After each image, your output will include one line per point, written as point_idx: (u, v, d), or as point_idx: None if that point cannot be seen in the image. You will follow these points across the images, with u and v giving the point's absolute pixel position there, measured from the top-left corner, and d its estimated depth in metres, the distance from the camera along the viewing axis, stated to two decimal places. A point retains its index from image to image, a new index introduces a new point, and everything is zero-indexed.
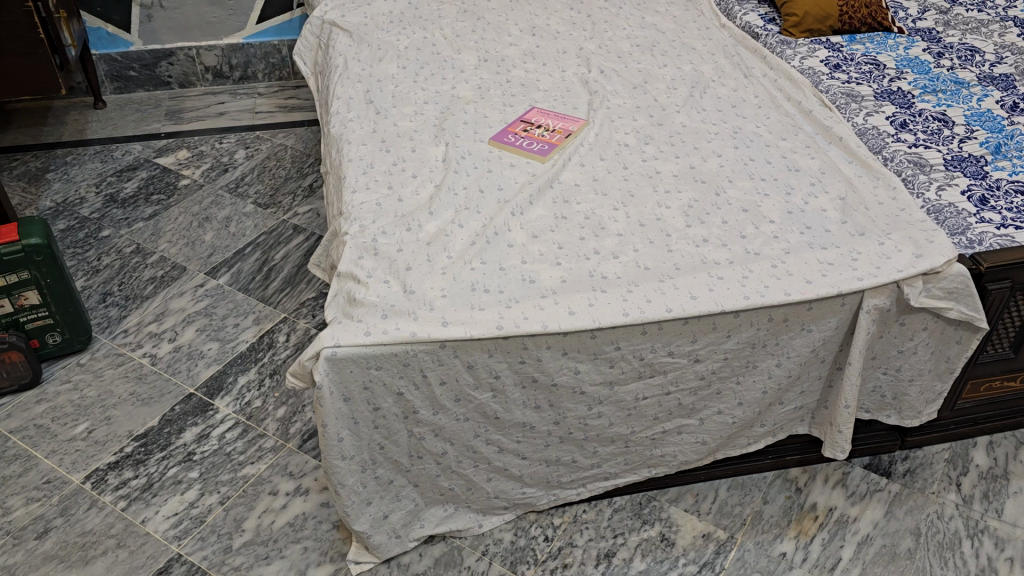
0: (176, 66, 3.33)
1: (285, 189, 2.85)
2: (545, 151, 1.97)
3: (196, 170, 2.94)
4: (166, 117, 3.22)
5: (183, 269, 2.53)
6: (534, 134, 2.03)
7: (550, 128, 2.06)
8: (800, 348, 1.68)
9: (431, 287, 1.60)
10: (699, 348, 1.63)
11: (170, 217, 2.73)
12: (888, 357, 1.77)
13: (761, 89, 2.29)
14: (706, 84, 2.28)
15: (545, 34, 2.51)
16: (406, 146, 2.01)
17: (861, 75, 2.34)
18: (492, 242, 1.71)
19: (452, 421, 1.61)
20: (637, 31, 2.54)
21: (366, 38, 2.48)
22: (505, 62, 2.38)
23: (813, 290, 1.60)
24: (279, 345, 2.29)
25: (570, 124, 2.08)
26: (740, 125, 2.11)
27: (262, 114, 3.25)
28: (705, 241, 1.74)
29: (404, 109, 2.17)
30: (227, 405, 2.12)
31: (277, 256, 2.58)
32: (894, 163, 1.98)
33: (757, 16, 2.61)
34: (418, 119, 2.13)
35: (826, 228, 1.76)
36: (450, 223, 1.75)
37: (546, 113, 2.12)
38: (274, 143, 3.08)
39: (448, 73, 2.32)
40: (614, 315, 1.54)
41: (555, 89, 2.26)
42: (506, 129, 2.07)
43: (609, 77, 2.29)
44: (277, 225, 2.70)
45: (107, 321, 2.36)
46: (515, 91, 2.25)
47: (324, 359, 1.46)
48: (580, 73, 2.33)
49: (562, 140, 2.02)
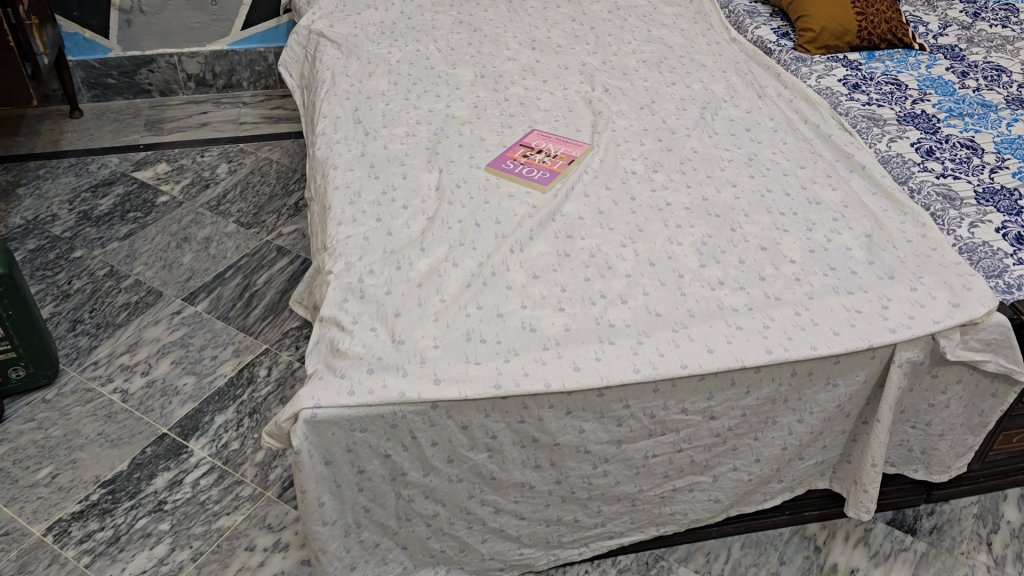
0: (157, 74, 3.18)
1: (270, 207, 2.70)
2: (546, 179, 1.83)
3: (176, 185, 2.79)
4: (146, 127, 3.07)
5: (159, 294, 2.38)
6: (534, 160, 1.89)
7: (551, 153, 1.92)
8: (824, 403, 1.55)
9: (423, 336, 1.45)
10: (715, 404, 1.49)
11: (147, 237, 2.58)
12: (917, 410, 1.64)
13: (777, 110, 2.14)
14: (718, 105, 2.14)
15: (546, 47, 2.36)
16: (397, 172, 1.86)
17: (882, 96, 2.20)
18: (489, 284, 1.56)
19: (445, 483, 1.47)
20: (643, 45, 2.39)
21: (356, 50, 2.34)
22: (503, 79, 2.23)
23: (840, 343, 1.46)
24: (260, 380, 2.14)
25: (573, 149, 1.93)
26: (755, 150, 1.97)
27: (246, 125, 3.09)
28: (721, 283, 1.60)
29: (395, 130, 2.02)
30: (203, 448, 1.97)
31: (260, 281, 2.43)
32: (921, 196, 1.85)
33: (770, 30, 2.47)
34: (409, 141, 1.98)
35: (853, 270, 1.63)
36: (444, 261, 1.60)
37: (546, 137, 1.98)
38: (259, 156, 2.93)
39: (442, 91, 2.18)
40: (623, 372, 1.40)
41: (557, 109, 2.12)
42: (504, 153, 1.92)
43: (615, 97, 2.15)
44: (260, 246, 2.55)
45: (76, 352, 2.20)
46: (514, 111, 2.10)
47: (302, 422, 1.32)
48: (583, 92, 2.18)
49: (564, 166, 1.87)
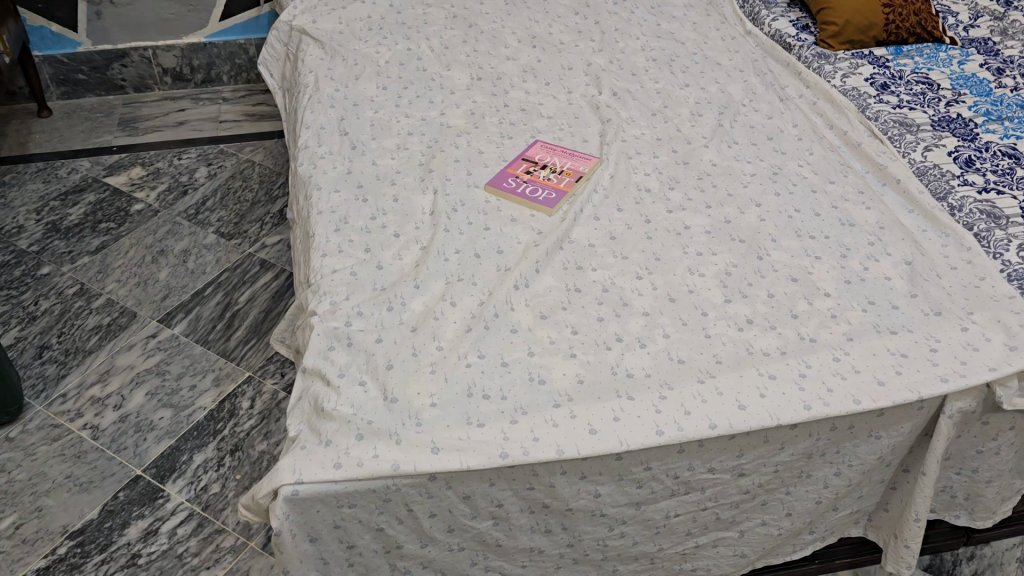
0: (130, 68, 2.98)
1: (252, 216, 2.53)
2: (552, 200, 1.66)
3: (151, 192, 2.61)
4: (119, 127, 2.88)
5: (133, 315, 2.21)
6: (539, 178, 1.72)
7: (557, 168, 1.75)
8: (864, 456, 1.39)
9: (418, 393, 1.29)
10: (745, 462, 1.33)
11: (120, 250, 2.40)
12: (963, 457, 1.49)
13: (800, 115, 1.97)
14: (736, 110, 1.96)
15: (548, 44, 2.18)
16: (387, 193, 1.69)
17: (914, 97, 2.02)
18: (491, 328, 1.39)
19: (444, 553, 1.31)
20: (652, 41, 2.21)
21: (341, 49, 2.15)
22: (503, 81, 2.05)
23: (887, 396, 1.30)
24: (242, 413, 1.98)
25: (580, 164, 1.76)
26: (779, 162, 1.80)
27: (227, 123, 2.91)
28: (749, 322, 1.44)
29: (385, 142, 1.84)
30: (180, 491, 1.81)
31: (242, 298, 2.27)
32: (964, 213, 1.68)
33: (788, 23, 2.29)
34: (401, 156, 1.80)
35: (894, 305, 1.47)
36: (441, 300, 1.44)
37: (551, 150, 1.80)
38: (240, 158, 2.75)
39: (435, 96, 2.00)
40: (645, 435, 1.24)
41: (562, 116, 1.94)
42: (505, 170, 1.75)
43: (624, 102, 1.98)
44: (242, 259, 2.39)
45: (43, 383, 2.04)
46: (515, 120, 1.93)
47: (282, 500, 1.16)
48: (589, 96, 2.00)
49: (572, 185, 1.70)
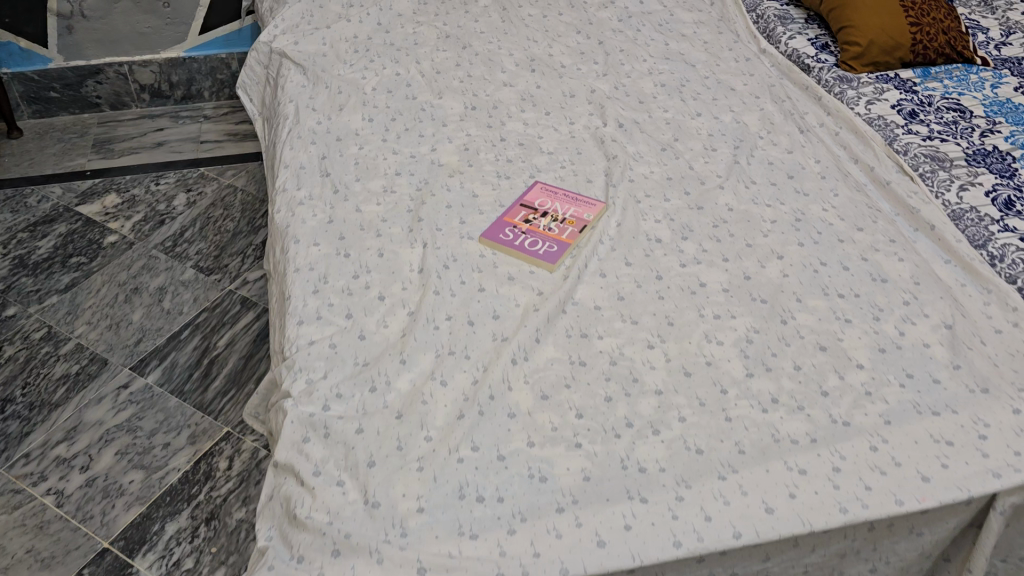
0: (105, 85, 2.82)
1: (233, 248, 2.38)
2: (553, 254, 1.50)
3: (126, 222, 2.46)
4: (94, 149, 2.72)
5: (104, 362, 2.06)
6: (538, 228, 1.56)
7: (559, 216, 1.59)
8: (904, 554, 1.22)
9: (402, 495, 1.14)
10: (772, 566, 1.18)
11: (91, 288, 2.25)
12: (1011, 546, 1.34)
13: (821, 148, 1.81)
14: (753, 143, 1.80)
15: (548, 68, 2.02)
16: (371, 245, 1.53)
17: (945, 127, 1.86)
18: (486, 413, 1.24)
19: None
20: (660, 63, 2.05)
21: (324, 75, 1.99)
22: (499, 111, 1.89)
23: (933, 495, 1.15)
24: (219, 475, 1.83)
25: (584, 210, 1.61)
26: (801, 205, 1.65)
27: (207, 144, 2.75)
28: (775, 401, 1.28)
29: (370, 184, 1.68)
30: (150, 567, 1.66)
31: (221, 342, 2.12)
32: (1007, 265, 1.51)
33: (806, 41, 2.13)
34: (387, 200, 1.64)
35: (935, 379, 1.32)
36: (430, 379, 1.29)
37: (552, 195, 1.65)
38: (221, 183, 2.60)
39: (426, 129, 1.84)
40: (661, 547, 1.08)
41: (563, 151, 1.78)
42: (501, 218, 1.59)
43: (631, 135, 1.82)
44: (222, 297, 2.24)
45: (4, 441, 1.89)
46: (512, 157, 1.77)
47: None
48: (592, 127, 1.85)
49: (575, 235, 1.55)
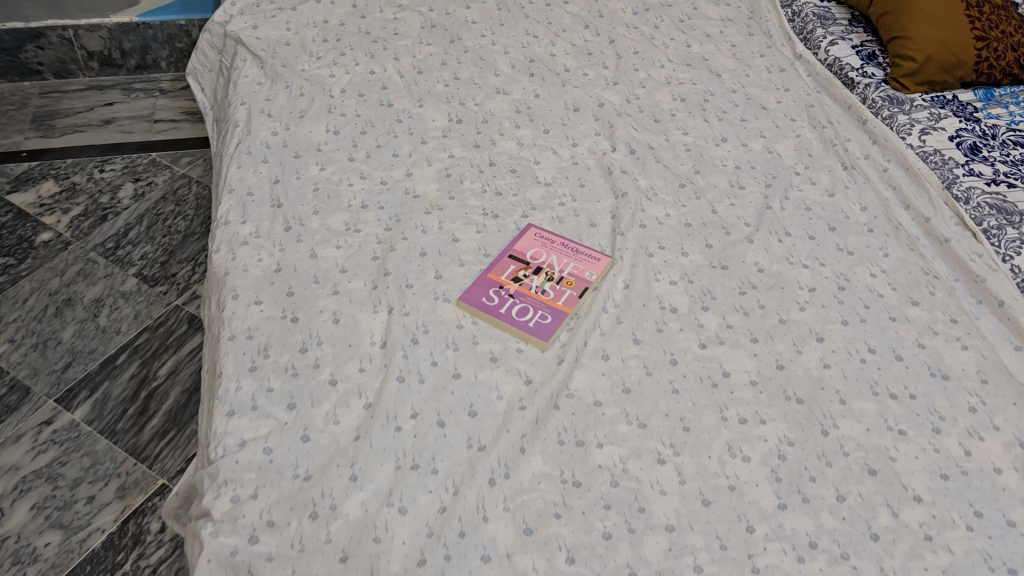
0: (48, 51, 2.48)
1: (183, 253, 2.10)
2: (546, 327, 1.24)
3: (62, 216, 2.16)
4: (32, 124, 2.40)
5: (25, 392, 1.79)
6: (529, 290, 1.29)
7: (555, 274, 1.32)
8: None
9: None
10: None
11: (17, 297, 1.96)
12: None
13: (867, 190, 1.54)
14: (788, 180, 1.53)
15: (549, 72, 1.73)
16: (325, 307, 1.25)
17: (1012, 167, 1.58)
18: (455, 557, 0.99)
19: None
20: (680, 70, 1.76)
21: (285, 70, 1.68)
22: (489, 125, 1.60)
23: None
24: (150, 540, 1.58)
25: (586, 267, 1.34)
26: (844, 269, 1.38)
27: (162, 124, 2.44)
28: (814, 546, 1.03)
29: (330, 219, 1.40)
30: None
31: (162, 370, 1.86)
32: None
33: (850, 49, 1.83)
34: (349, 241, 1.36)
35: (1009, 521, 1.07)
36: (386, 503, 1.03)
37: (546, 243, 1.37)
38: (175, 173, 2.30)
39: (401, 146, 1.55)
40: None
41: (563, 183, 1.50)
42: (486, 274, 1.31)
43: (644, 164, 1.54)
44: (166, 314, 1.96)
45: None
46: (501, 188, 1.49)
47: None
48: (599, 152, 1.56)
49: (574, 301, 1.28)
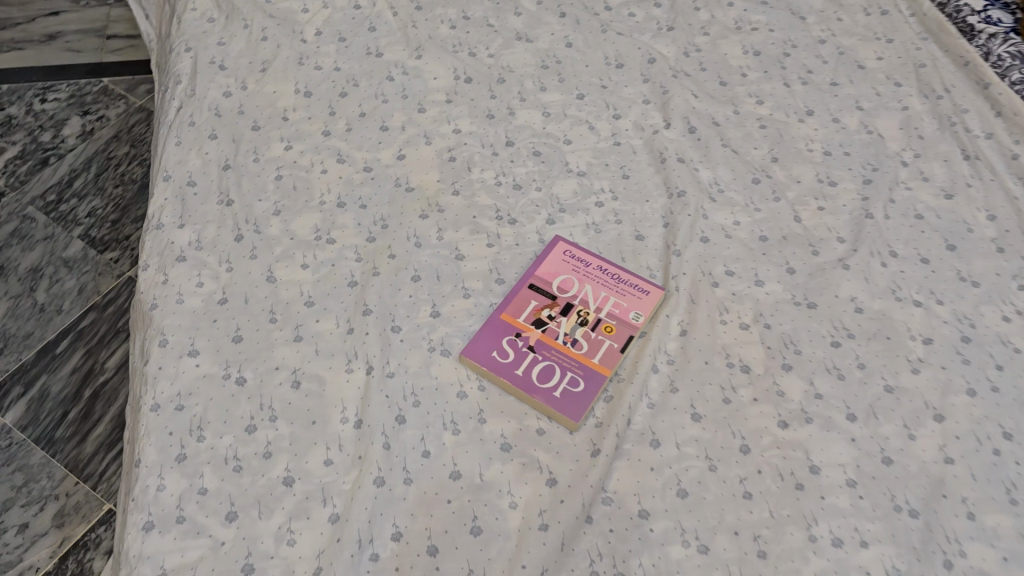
0: None
1: (138, 208, 1.76)
2: (577, 397, 0.93)
3: None
4: None
5: None
6: (555, 340, 0.97)
7: (588, 316, 1.00)
8: None
9: None
10: None
11: None
12: None
13: (998, 187, 1.17)
14: (894, 174, 1.17)
15: (585, 12, 1.36)
16: (284, 361, 0.94)
17: None
18: None
19: None
20: (754, 11, 1.39)
21: (247, 4, 1.31)
22: (508, 86, 1.25)
23: None
24: None
25: (629, 304, 1.01)
26: (967, 308, 1.04)
27: (115, 42, 2.05)
28: None
29: (295, 223, 1.07)
30: None
31: (110, 361, 1.56)
32: None
33: None
34: (319, 258, 1.04)
35: None
36: None
37: (578, 268, 1.04)
38: (129, 105, 1.93)
39: (391, 115, 1.20)
40: None
41: (602, 172, 1.16)
42: (498, 313, 0.99)
43: (706, 148, 1.19)
44: (116, 289, 1.65)
45: None
46: (521, 178, 1.14)
47: None
48: (648, 128, 1.21)
49: (614, 356, 0.96)
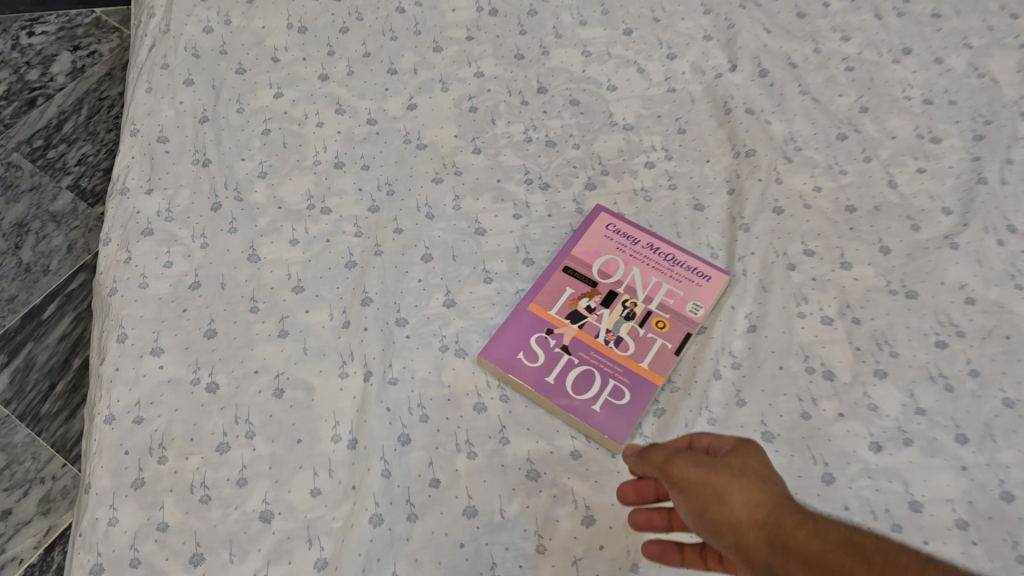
0: None
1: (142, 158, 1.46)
2: (622, 412, 0.75)
3: None
4: None
5: None
6: (595, 338, 0.79)
7: (636, 309, 0.82)
8: None
9: None
10: None
11: None
12: None
13: None
14: (1013, 127, 0.95)
15: None
16: (265, 362, 0.78)
17: None
18: None
19: None
20: None
21: None
22: (541, 20, 1.04)
23: None
24: None
25: (687, 293, 0.82)
26: None
27: None
28: None
29: (283, 187, 0.89)
30: None
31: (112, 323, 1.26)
32: None
33: None
34: (311, 232, 0.86)
35: None
36: None
37: (624, 246, 0.86)
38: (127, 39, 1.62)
39: (402, 55, 1.00)
40: None
41: (653, 125, 0.96)
42: (526, 304, 0.81)
43: (780, 96, 0.98)
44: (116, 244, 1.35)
45: None
46: (556, 133, 0.95)
47: None
48: (709, 71, 1.01)
49: (668, 359, 0.78)
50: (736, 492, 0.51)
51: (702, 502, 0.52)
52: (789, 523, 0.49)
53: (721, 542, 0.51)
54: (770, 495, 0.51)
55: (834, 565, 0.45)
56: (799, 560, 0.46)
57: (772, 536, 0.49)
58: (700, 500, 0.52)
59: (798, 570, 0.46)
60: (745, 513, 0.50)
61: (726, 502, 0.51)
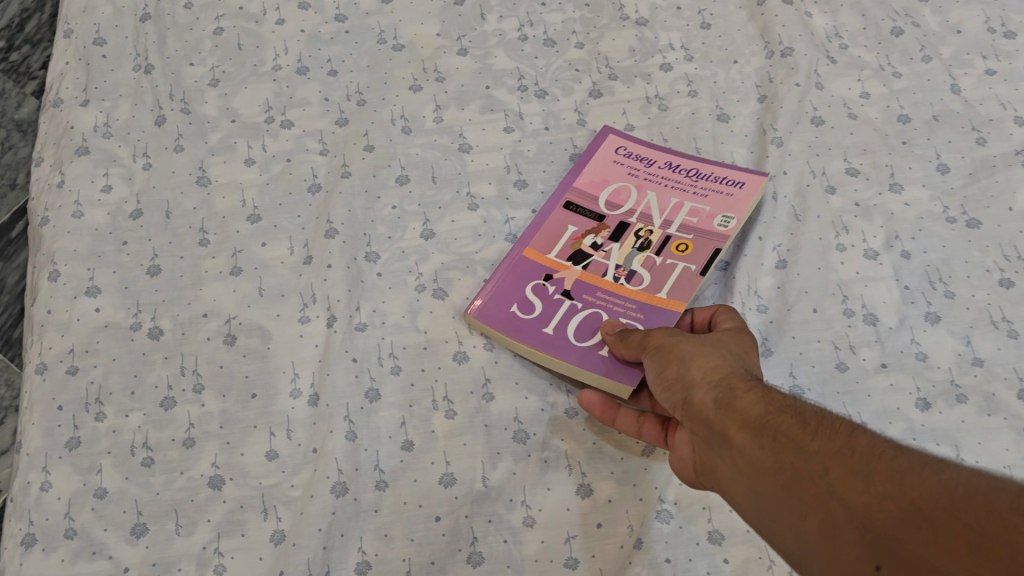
0: None
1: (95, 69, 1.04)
2: None
3: None
4: None
5: None
6: (604, 279, 0.67)
7: (652, 237, 0.69)
8: None
9: None
10: None
11: None
12: None
13: None
14: None
15: None
16: (217, 303, 0.68)
17: None
18: None
19: None
20: None
21: None
22: None
23: None
24: None
25: (712, 209, 0.70)
26: None
27: None
28: None
29: (239, 98, 0.77)
30: None
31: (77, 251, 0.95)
32: None
33: None
34: (271, 150, 0.75)
35: None
36: None
37: (637, 171, 0.73)
38: None
39: None
40: None
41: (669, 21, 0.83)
42: (522, 250, 0.69)
43: None
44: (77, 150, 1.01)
45: None
46: (554, 29, 0.82)
47: None
48: None
49: (693, 281, 0.66)
50: (697, 356, 0.52)
51: (666, 361, 0.54)
52: (740, 384, 0.49)
53: (673, 398, 0.53)
54: (729, 362, 0.51)
55: (764, 422, 0.45)
56: (730, 409, 0.47)
57: (716, 391, 0.49)
58: (665, 361, 0.54)
59: (725, 417, 0.47)
60: (699, 372, 0.51)
61: (687, 363, 0.52)
